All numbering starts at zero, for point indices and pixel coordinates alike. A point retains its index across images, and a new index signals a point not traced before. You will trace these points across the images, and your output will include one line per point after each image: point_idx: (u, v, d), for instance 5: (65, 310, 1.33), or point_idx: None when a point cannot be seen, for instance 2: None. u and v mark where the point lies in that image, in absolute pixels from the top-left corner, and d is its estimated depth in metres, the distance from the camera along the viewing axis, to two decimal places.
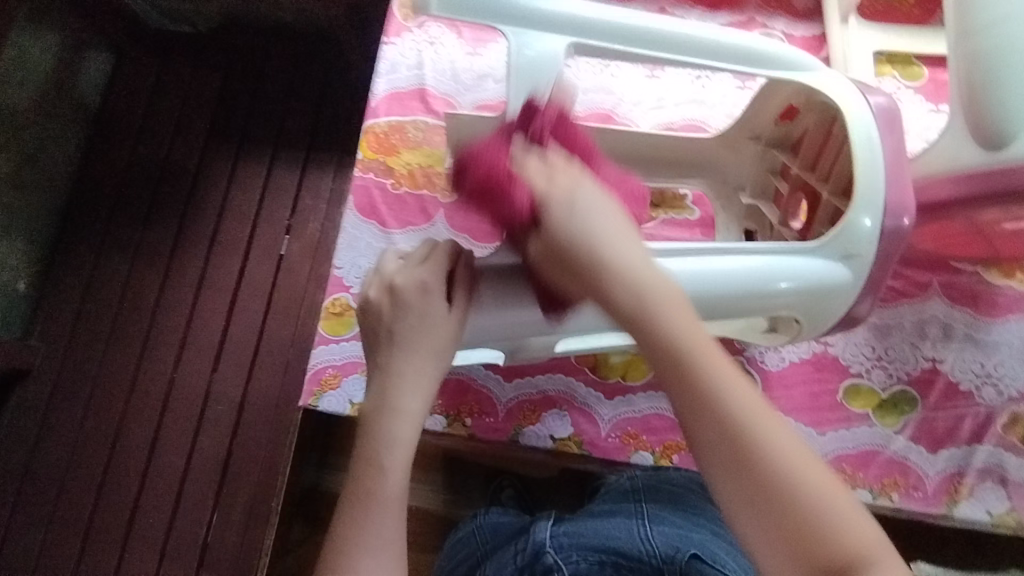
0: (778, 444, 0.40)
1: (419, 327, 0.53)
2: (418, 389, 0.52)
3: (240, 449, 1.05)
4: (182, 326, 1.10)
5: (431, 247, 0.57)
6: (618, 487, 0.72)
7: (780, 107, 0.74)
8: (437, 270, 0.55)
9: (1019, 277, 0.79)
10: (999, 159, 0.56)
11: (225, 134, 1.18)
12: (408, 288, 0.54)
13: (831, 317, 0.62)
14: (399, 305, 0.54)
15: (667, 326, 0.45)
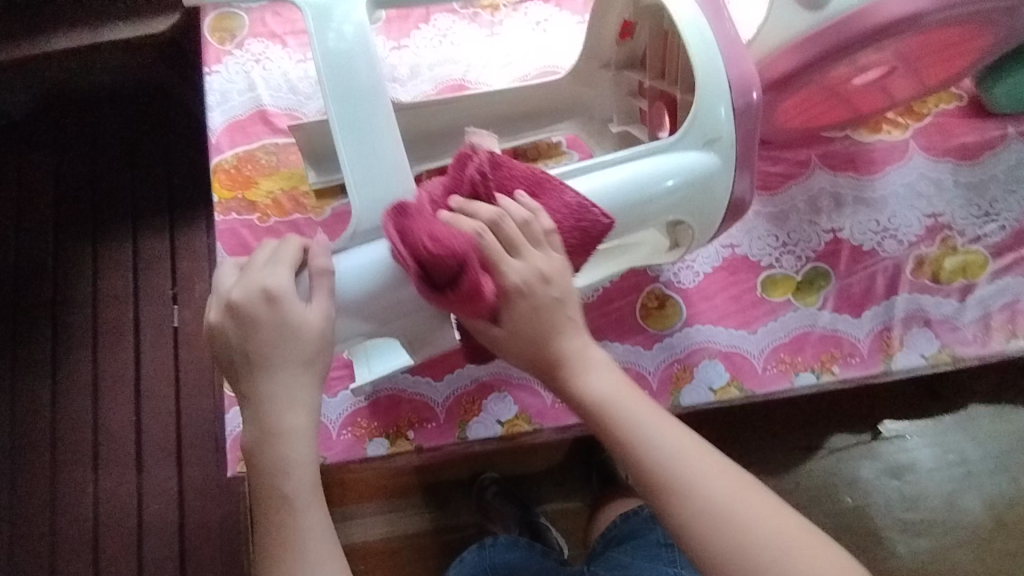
0: (647, 435, 0.49)
1: (280, 339, 0.49)
2: (300, 405, 0.49)
3: (195, 540, 0.97)
4: (90, 434, 1.00)
5: (277, 245, 0.51)
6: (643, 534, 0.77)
7: (617, 26, 0.72)
8: (286, 270, 0.50)
9: (886, 129, 0.81)
10: (826, 14, 0.56)
11: (75, 219, 1.07)
12: (252, 303, 0.49)
13: (718, 208, 0.61)
14: (249, 324, 0.48)
15: (576, 362, 0.52)
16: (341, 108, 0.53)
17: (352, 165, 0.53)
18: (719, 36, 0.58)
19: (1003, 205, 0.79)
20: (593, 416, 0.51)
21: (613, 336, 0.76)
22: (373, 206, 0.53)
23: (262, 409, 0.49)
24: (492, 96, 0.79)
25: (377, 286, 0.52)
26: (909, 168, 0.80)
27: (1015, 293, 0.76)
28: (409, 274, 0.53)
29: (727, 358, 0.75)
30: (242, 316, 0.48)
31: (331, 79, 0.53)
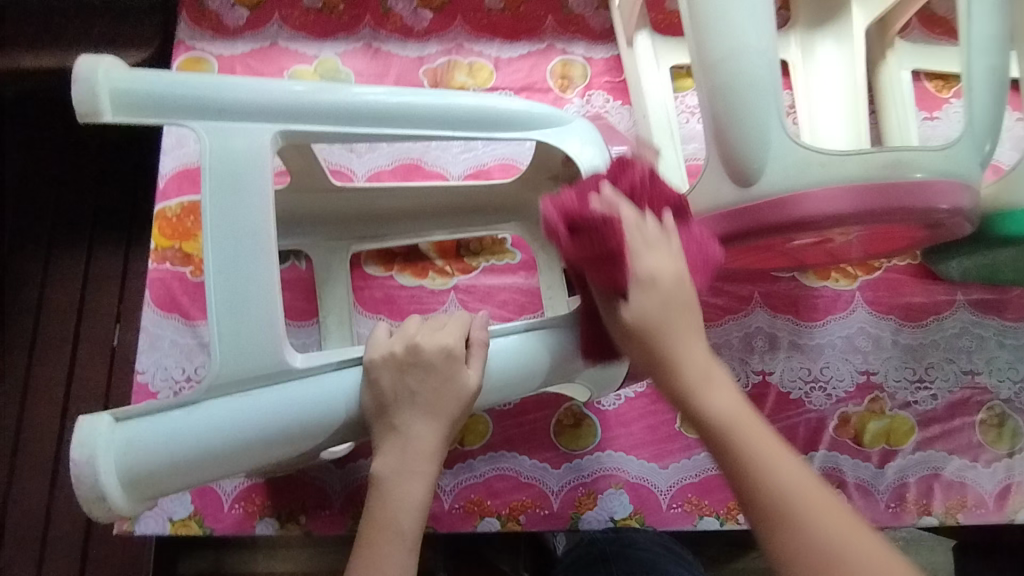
0: (769, 475, 0.45)
1: (418, 441, 0.55)
2: (412, 507, 0.55)
3: (96, 565, 0.97)
4: (10, 443, 1.00)
5: (413, 350, 0.56)
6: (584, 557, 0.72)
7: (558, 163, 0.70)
8: (432, 378, 0.56)
9: (834, 276, 0.80)
10: (751, 194, 0.55)
11: (32, 223, 1.07)
12: (424, 356, 0.56)
13: (618, 374, 0.67)
14: (414, 373, 0.55)
15: (696, 369, 0.50)
16: (220, 250, 0.52)
17: (220, 309, 0.52)
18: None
19: (938, 373, 0.78)
20: (709, 440, 0.48)
21: (523, 448, 0.75)
22: (231, 357, 0.52)
23: (427, 452, 0.56)
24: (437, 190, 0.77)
25: (184, 453, 0.50)
26: (851, 320, 0.79)
27: (936, 467, 0.75)
28: (228, 442, 0.51)
29: (633, 490, 0.74)
30: (366, 400, 0.55)
31: (217, 217, 0.52)
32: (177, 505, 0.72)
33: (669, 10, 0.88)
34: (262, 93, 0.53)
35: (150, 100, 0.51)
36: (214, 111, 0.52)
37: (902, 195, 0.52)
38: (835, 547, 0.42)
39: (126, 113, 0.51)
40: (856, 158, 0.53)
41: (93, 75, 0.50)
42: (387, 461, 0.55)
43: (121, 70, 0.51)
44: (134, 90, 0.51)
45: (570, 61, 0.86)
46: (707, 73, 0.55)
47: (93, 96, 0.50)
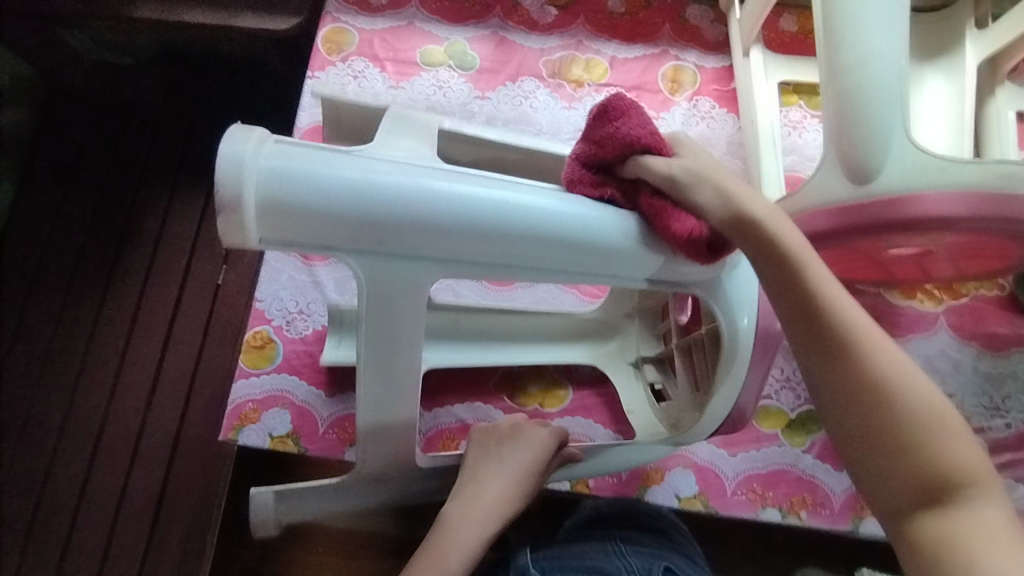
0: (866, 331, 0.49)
1: (490, 500, 0.64)
2: (465, 556, 0.60)
3: (176, 480, 1.04)
4: (117, 358, 1.09)
5: (519, 428, 0.69)
6: (585, 514, 0.75)
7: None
8: (526, 462, 0.66)
9: (919, 298, 0.83)
10: (866, 192, 0.60)
11: (164, 164, 1.18)
12: (523, 436, 0.68)
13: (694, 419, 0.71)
14: (510, 446, 0.67)
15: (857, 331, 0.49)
16: (375, 342, 0.56)
17: (371, 373, 0.58)
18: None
19: (1015, 403, 0.79)
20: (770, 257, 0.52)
21: (597, 417, 0.81)
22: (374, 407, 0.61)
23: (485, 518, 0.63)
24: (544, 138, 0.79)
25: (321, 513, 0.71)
26: (932, 341, 0.81)
27: None
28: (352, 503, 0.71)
29: (700, 472, 0.77)
30: (472, 452, 0.68)
31: (373, 322, 0.55)
32: (278, 421, 0.79)
33: (782, 29, 0.92)
34: (416, 214, 0.50)
35: (294, 230, 0.49)
36: (369, 240, 0.51)
37: (1008, 205, 0.58)
38: (905, 411, 0.46)
39: (267, 212, 0.48)
40: (972, 166, 0.59)
41: (237, 179, 0.47)
42: (457, 509, 0.63)
43: (268, 154, 0.48)
44: (281, 198, 0.48)
45: (682, 67, 0.92)
46: (833, 75, 0.59)
47: (239, 213, 0.47)
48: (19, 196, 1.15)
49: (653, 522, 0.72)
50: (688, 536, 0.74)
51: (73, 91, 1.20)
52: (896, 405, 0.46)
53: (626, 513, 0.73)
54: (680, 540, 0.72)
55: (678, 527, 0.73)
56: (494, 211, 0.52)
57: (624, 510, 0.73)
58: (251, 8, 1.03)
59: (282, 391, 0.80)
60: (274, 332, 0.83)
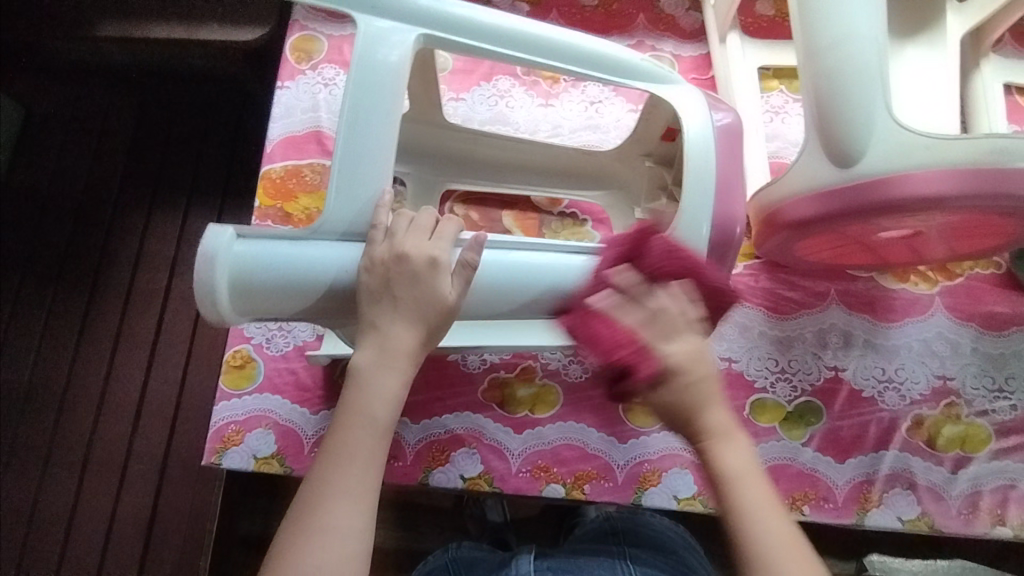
0: (762, 545, 0.47)
1: (396, 337, 0.55)
2: (385, 408, 0.54)
3: (166, 506, 1.01)
4: (100, 385, 1.06)
5: (404, 245, 0.57)
6: (597, 527, 0.76)
7: (663, 128, 0.79)
8: (421, 285, 0.56)
9: (913, 280, 0.81)
10: (850, 175, 0.58)
11: (139, 184, 1.15)
12: (410, 261, 0.56)
13: None
14: (400, 276, 0.56)
15: (771, 536, 0.47)
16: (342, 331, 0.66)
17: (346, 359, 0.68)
18: (721, 169, 0.65)
19: (1018, 383, 0.77)
20: (712, 483, 0.50)
21: (591, 421, 0.77)
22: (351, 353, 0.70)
23: (410, 352, 0.56)
24: (541, 37, 0.64)
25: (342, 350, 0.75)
26: (929, 324, 0.79)
27: (1013, 478, 0.74)
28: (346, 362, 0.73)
29: (698, 471, 0.75)
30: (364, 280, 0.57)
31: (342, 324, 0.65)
32: (262, 442, 0.77)
33: (760, 13, 0.90)
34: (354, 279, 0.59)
35: (257, 303, 0.60)
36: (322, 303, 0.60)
37: (1003, 180, 0.55)
38: None
39: (235, 290, 0.59)
40: (960, 143, 0.56)
41: (207, 261, 0.58)
42: (366, 360, 0.55)
43: (239, 244, 0.59)
44: (242, 273, 0.58)
45: (659, 57, 0.90)
46: (811, 58, 0.58)
47: (209, 292, 0.59)
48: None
49: (666, 545, 0.72)
50: (702, 560, 0.73)
51: (44, 116, 1.18)
52: None
53: (635, 533, 0.73)
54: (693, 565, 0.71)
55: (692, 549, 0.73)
56: (516, 271, 0.63)
57: (637, 528, 0.73)
58: (216, 21, 1.00)
59: (265, 410, 0.78)
60: (255, 350, 0.80)
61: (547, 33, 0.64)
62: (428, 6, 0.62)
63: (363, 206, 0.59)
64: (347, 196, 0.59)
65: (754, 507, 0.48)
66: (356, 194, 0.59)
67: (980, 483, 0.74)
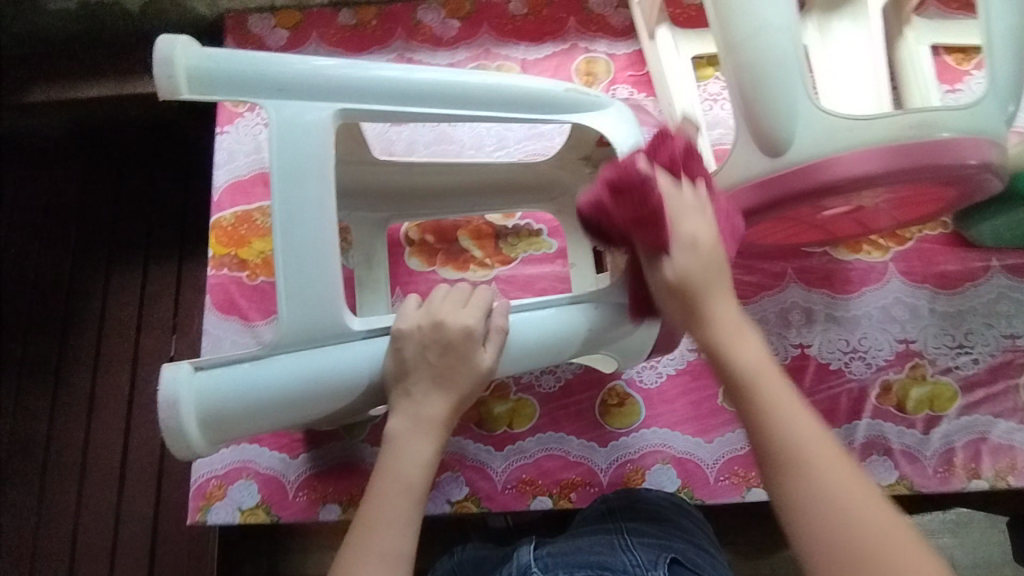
0: (782, 423, 0.49)
1: (428, 406, 0.59)
2: (416, 463, 0.58)
3: (163, 562, 1.01)
4: (79, 451, 1.05)
5: (440, 320, 0.60)
6: (592, 511, 0.72)
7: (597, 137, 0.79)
8: (458, 356, 0.60)
9: (866, 249, 0.82)
10: (783, 163, 0.59)
11: (94, 243, 1.14)
12: (447, 332, 0.60)
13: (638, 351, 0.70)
14: (436, 347, 0.59)
15: (794, 439, 0.48)
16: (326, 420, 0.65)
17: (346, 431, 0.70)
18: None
19: (978, 337, 0.79)
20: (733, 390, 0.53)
21: (570, 428, 0.78)
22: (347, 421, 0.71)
23: (441, 424, 0.60)
24: (455, 84, 0.64)
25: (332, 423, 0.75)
26: (886, 290, 0.80)
27: (983, 431, 0.75)
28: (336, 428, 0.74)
29: (679, 464, 0.76)
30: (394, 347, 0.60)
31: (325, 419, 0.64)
32: (245, 494, 0.76)
33: (687, 3, 0.91)
34: (324, 376, 0.59)
35: (235, 429, 0.59)
36: (297, 411, 0.59)
37: (931, 151, 0.57)
38: (840, 517, 0.45)
39: (206, 424, 0.58)
40: (882, 121, 0.57)
41: (174, 396, 0.57)
42: (400, 423, 0.59)
43: (199, 378, 0.58)
44: (211, 398, 0.57)
45: (594, 58, 0.90)
46: (732, 56, 0.58)
47: (182, 430, 0.57)
48: None
49: (662, 514, 0.69)
50: (703, 526, 0.71)
51: None
52: (830, 515, 0.45)
53: (633, 502, 0.71)
54: (691, 530, 0.69)
55: (689, 512, 0.71)
56: (542, 329, 0.64)
57: (632, 502, 0.71)
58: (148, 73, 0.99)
59: (244, 461, 0.78)
60: None
61: (462, 79, 0.64)
62: (339, 75, 0.61)
63: (316, 308, 0.59)
64: (298, 303, 0.58)
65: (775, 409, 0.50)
66: (307, 297, 0.58)
67: (953, 439, 0.75)
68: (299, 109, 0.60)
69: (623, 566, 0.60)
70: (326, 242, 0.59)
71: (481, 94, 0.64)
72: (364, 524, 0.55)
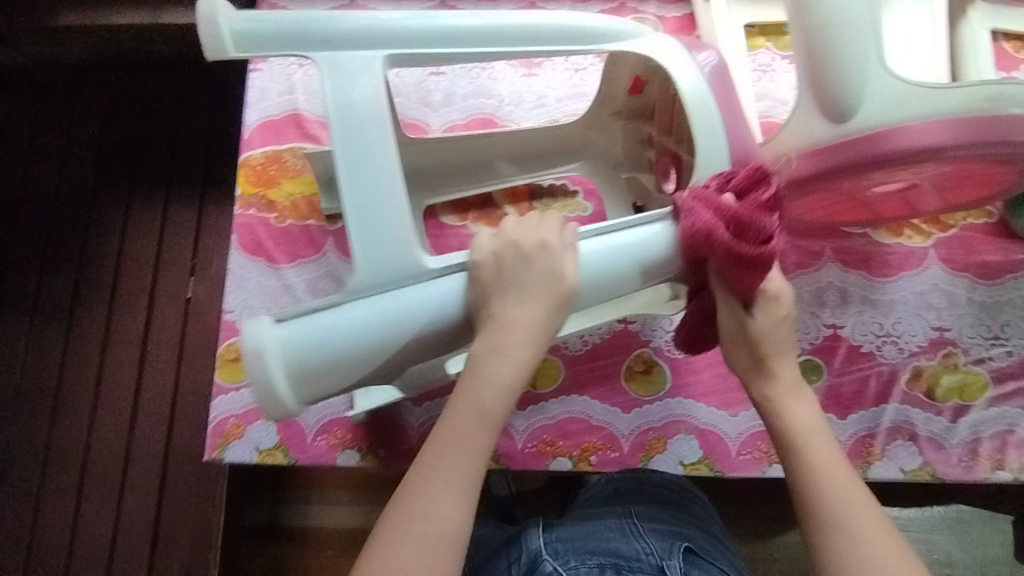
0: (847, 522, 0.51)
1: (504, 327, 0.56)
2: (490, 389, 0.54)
3: (172, 500, 1.01)
4: (92, 386, 1.04)
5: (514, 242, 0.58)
6: (601, 491, 0.72)
7: (629, 79, 0.75)
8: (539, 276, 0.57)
9: (908, 234, 0.80)
10: (846, 129, 0.57)
11: (115, 178, 1.12)
12: (523, 248, 0.58)
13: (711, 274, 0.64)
14: (514, 266, 0.58)
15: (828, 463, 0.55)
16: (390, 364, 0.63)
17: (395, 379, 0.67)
18: (732, 136, 0.61)
19: (1014, 330, 0.78)
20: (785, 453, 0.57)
21: (594, 392, 0.77)
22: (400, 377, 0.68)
23: (524, 339, 0.56)
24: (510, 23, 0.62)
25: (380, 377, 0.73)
26: (924, 277, 0.79)
27: (1011, 423, 0.75)
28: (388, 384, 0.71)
29: (702, 436, 0.75)
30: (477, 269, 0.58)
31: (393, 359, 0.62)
32: (264, 434, 0.76)
33: None
34: (396, 308, 0.57)
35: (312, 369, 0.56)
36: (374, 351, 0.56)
37: (1001, 126, 0.55)
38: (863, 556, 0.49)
39: (293, 377, 0.55)
40: (953, 93, 0.55)
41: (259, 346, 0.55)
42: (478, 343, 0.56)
43: (280, 328, 0.55)
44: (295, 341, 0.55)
45: (643, 19, 0.87)
46: (801, 16, 0.56)
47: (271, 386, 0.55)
48: None
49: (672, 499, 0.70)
50: (709, 508, 0.73)
51: (10, 116, 1.13)
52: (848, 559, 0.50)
53: (639, 484, 0.71)
54: (699, 514, 0.70)
55: (695, 495, 0.72)
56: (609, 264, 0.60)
57: (640, 484, 0.71)
58: None
59: None
60: None
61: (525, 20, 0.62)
62: (389, 22, 0.60)
63: (387, 250, 0.57)
64: (372, 245, 0.57)
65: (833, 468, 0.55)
66: (380, 240, 0.57)
67: (982, 430, 0.75)
68: (359, 66, 0.59)
69: (637, 555, 0.61)
70: (395, 181, 0.58)
71: (537, 29, 0.62)
72: (432, 455, 0.52)
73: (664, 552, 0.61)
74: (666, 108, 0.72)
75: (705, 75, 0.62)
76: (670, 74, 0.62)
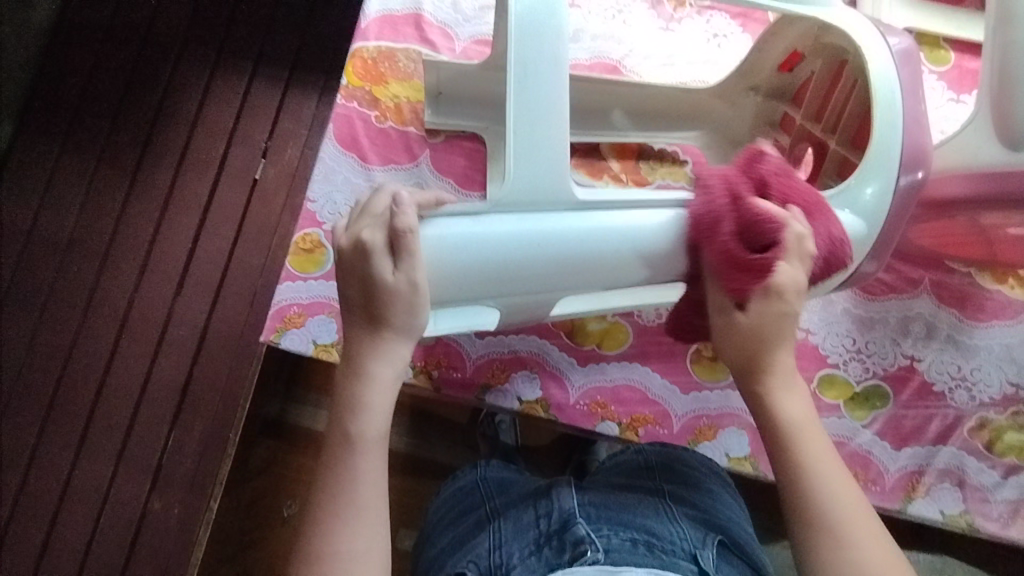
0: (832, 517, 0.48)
1: None
2: (387, 356, 0.52)
3: (202, 374, 0.98)
4: (146, 242, 1.02)
5: None
6: (629, 461, 0.69)
7: (784, 55, 0.72)
8: None
9: (1010, 284, 0.78)
10: (1018, 159, 0.59)
11: (206, 39, 1.08)
12: None
13: (842, 271, 0.63)
14: None
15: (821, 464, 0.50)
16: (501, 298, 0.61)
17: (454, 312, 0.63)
18: (908, 136, 0.60)
19: None
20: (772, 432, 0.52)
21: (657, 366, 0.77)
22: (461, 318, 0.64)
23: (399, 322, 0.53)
24: None
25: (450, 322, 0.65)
26: (1015, 330, 0.77)
27: None
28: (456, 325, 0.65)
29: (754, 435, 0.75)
30: None
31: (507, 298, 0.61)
32: (323, 329, 0.75)
33: None
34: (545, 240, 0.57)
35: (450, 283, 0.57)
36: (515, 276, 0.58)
37: None
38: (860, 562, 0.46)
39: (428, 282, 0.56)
40: None
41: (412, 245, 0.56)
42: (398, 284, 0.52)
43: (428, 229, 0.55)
44: (443, 249, 0.55)
45: None
46: (1002, 45, 0.58)
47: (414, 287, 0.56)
48: (43, 63, 1.05)
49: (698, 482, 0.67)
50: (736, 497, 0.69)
51: None
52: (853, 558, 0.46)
53: (671, 465, 0.69)
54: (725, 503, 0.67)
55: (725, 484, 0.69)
56: None
57: (671, 462, 0.69)
58: None
59: (329, 299, 0.76)
60: (325, 237, 0.77)
61: None
62: None
63: (550, 175, 0.57)
64: (528, 163, 0.56)
65: (822, 465, 0.50)
66: (538, 160, 0.56)
67: None
68: None
69: (670, 537, 0.57)
70: (560, 96, 0.57)
71: None
72: (354, 398, 0.51)
73: (700, 539, 0.58)
74: (822, 90, 0.70)
75: (895, 59, 0.61)
76: (865, 59, 0.61)
